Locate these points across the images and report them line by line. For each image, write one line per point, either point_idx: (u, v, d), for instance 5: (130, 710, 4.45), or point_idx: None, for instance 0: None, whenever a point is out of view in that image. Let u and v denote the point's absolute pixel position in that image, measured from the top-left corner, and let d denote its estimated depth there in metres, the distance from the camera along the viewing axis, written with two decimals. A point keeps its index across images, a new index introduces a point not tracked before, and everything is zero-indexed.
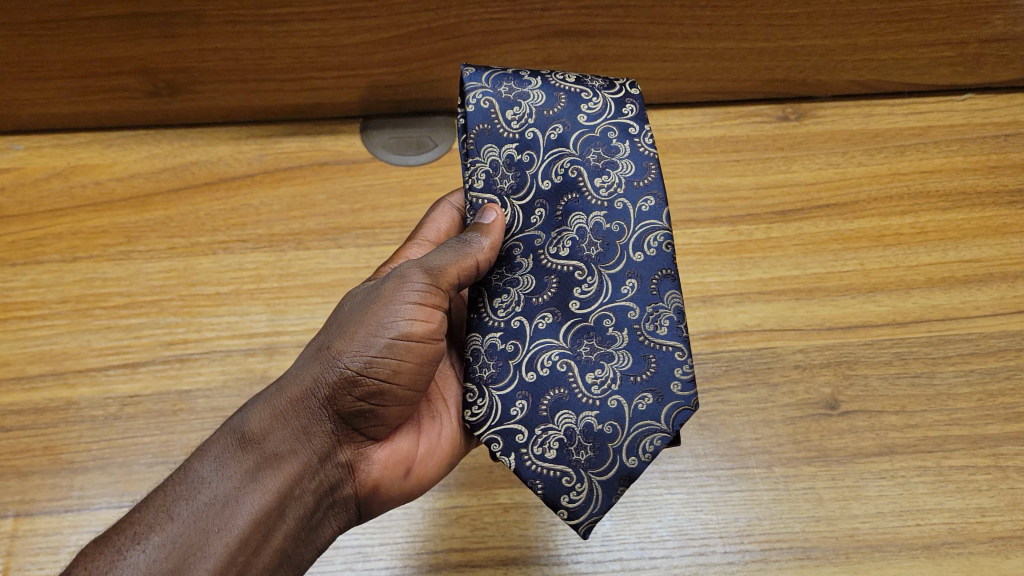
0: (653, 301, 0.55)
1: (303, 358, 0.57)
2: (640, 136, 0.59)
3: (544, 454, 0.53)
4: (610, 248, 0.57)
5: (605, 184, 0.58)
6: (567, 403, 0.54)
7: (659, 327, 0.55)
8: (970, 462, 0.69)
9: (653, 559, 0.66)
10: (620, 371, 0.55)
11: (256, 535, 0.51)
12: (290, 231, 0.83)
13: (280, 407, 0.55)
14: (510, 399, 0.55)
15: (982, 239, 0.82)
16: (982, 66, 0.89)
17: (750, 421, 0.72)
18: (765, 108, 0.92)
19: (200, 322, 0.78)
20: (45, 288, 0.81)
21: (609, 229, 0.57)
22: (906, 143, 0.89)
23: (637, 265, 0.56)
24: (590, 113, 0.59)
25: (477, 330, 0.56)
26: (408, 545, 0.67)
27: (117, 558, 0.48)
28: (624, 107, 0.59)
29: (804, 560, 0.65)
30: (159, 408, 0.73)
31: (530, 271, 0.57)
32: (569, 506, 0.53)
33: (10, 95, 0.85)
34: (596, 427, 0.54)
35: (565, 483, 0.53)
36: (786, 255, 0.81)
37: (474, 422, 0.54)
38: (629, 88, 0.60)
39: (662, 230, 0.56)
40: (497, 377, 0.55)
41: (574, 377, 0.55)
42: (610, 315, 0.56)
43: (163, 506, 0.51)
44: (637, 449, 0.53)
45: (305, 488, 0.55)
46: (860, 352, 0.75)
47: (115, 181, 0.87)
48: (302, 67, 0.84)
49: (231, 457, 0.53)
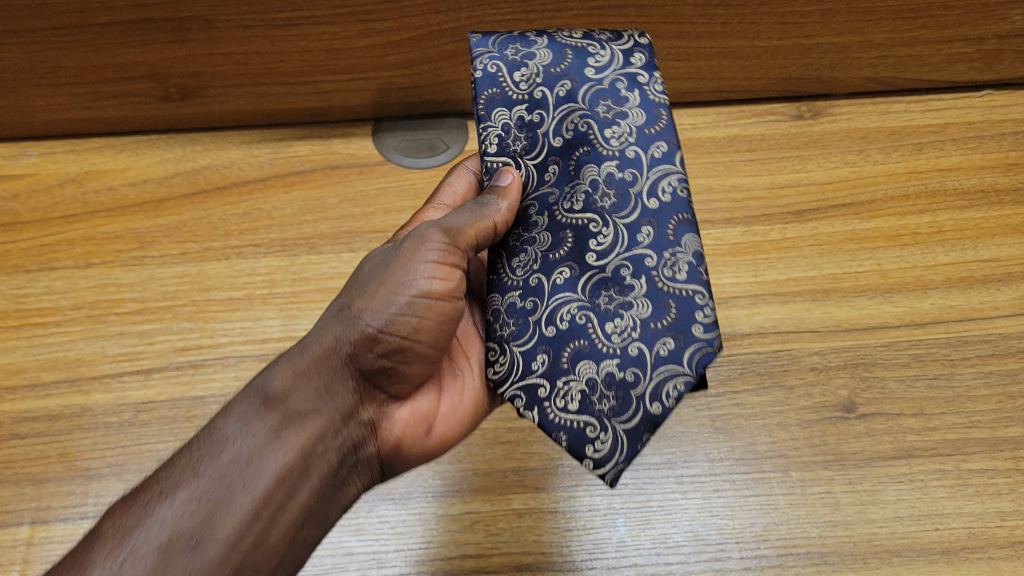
0: (672, 247, 0.53)
1: (326, 317, 0.57)
2: (649, 84, 0.57)
3: (566, 406, 0.52)
4: (624, 198, 0.55)
5: (615, 134, 0.56)
6: (587, 353, 0.53)
7: (678, 271, 0.53)
8: (989, 466, 0.69)
9: (668, 564, 0.65)
10: (640, 318, 0.53)
11: (280, 492, 0.51)
12: (302, 235, 0.83)
13: (302, 365, 0.54)
14: (530, 354, 0.54)
15: (1002, 238, 0.81)
16: (1001, 62, 0.88)
17: (766, 425, 0.71)
18: (780, 106, 0.91)
19: (213, 328, 0.78)
20: (58, 294, 0.81)
21: (622, 178, 0.55)
22: (923, 141, 0.88)
23: (653, 212, 0.54)
24: (597, 67, 0.58)
25: (497, 291, 0.56)
26: (422, 552, 0.67)
27: (143, 515, 0.48)
28: (632, 56, 0.58)
29: (821, 565, 0.64)
30: (173, 415, 0.73)
31: (547, 228, 0.56)
32: (594, 456, 0.51)
33: (23, 101, 0.86)
34: (618, 375, 0.52)
35: (589, 433, 0.51)
36: (802, 256, 0.80)
37: (496, 379, 0.54)
38: (637, 38, 0.59)
39: (676, 173, 0.54)
40: (518, 333, 0.54)
41: (593, 328, 0.53)
42: (628, 264, 0.54)
43: (188, 463, 0.51)
44: (661, 395, 0.51)
45: (328, 446, 0.54)
46: (878, 354, 0.74)
47: (128, 186, 0.87)
48: (313, 70, 0.84)
49: (255, 416, 0.53)
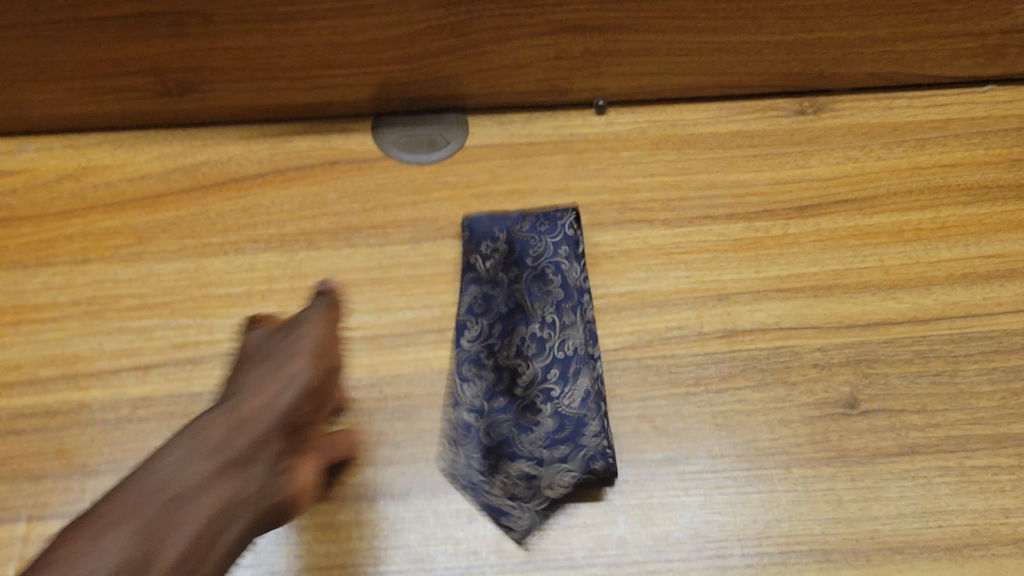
0: (570, 386, 0.74)
1: (240, 391, 0.63)
2: (567, 269, 0.79)
3: (499, 490, 0.69)
4: (544, 358, 0.76)
5: (542, 317, 0.78)
6: (512, 457, 0.72)
7: (574, 405, 0.73)
8: (992, 462, 0.68)
9: (669, 561, 0.65)
10: (549, 440, 0.72)
11: (214, 526, 0.57)
12: (301, 231, 0.83)
13: (230, 423, 0.61)
14: (471, 463, 0.70)
15: (1005, 234, 0.81)
16: (1005, 57, 0.88)
17: (768, 422, 0.70)
18: (782, 102, 0.91)
19: (212, 323, 0.77)
20: (56, 290, 0.80)
21: (543, 341, 0.77)
22: (926, 137, 0.88)
23: (560, 372, 0.75)
24: (536, 253, 0.80)
25: (456, 408, 0.73)
26: (421, 548, 0.66)
27: (91, 545, 0.55)
28: (561, 247, 0.80)
29: (824, 562, 0.64)
30: (171, 411, 0.73)
31: (495, 368, 0.76)
32: (516, 529, 0.66)
33: (21, 96, 0.85)
34: (531, 472, 0.71)
35: (512, 512, 0.67)
36: (804, 252, 0.80)
37: (453, 469, 0.70)
38: (567, 226, 0.81)
39: (580, 339, 0.76)
40: (466, 440, 0.71)
41: (518, 443, 0.73)
42: (544, 397, 0.74)
43: (128, 500, 0.57)
44: (558, 483, 0.68)
45: (243, 501, 0.59)
46: (881, 350, 0.74)
47: (126, 181, 0.87)
48: (312, 65, 0.83)
49: (192, 459, 0.59)
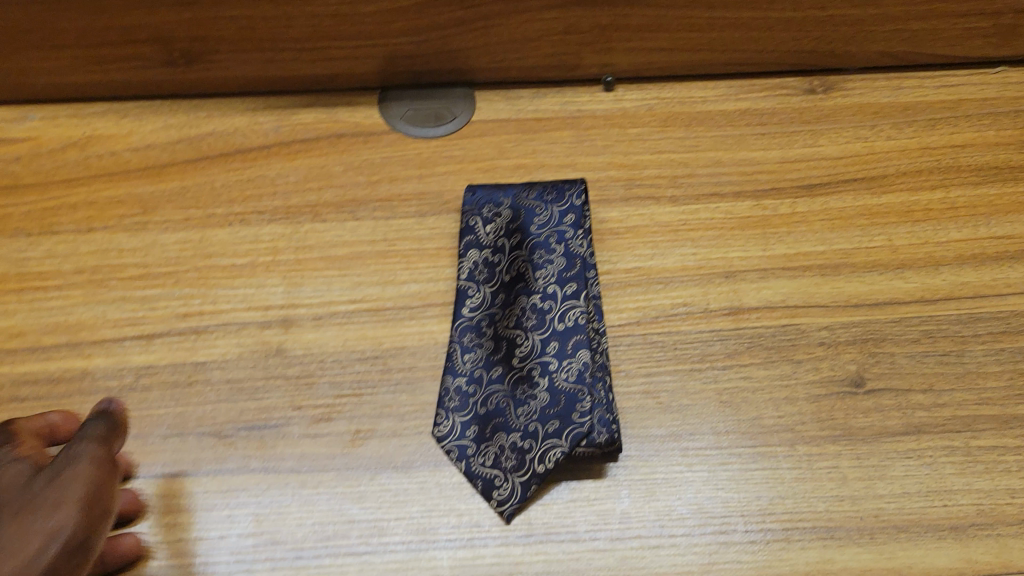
0: (569, 357, 0.71)
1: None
2: (572, 238, 0.77)
3: (486, 461, 0.67)
4: (542, 322, 0.73)
5: (543, 276, 0.75)
6: (503, 427, 0.69)
7: (570, 375, 0.70)
8: (999, 443, 0.68)
9: (671, 537, 0.64)
10: (541, 407, 0.69)
11: None
12: (306, 203, 0.82)
13: None
14: (465, 426, 0.69)
15: (1015, 215, 0.80)
16: (1017, 38, 0.87)
17: (773, 399, 0.70)
18: (792, 81, 0.90)
19: (216, 294, 0.77)
20: (60, 259, 0.80)
21: (542, 307, 0.74)
22: (936, 117, 0.87)
23: (559, 335, 0.72)
24: (540, 223, 0.78)
25: (449, 373, 0.71)
26: (424, 520, 0.65)
27: None
28: (565, 216, 0.78)
29: (828, 540, 0.64)
30: (174, 380, 0.72)
31: (492, 337, 0.73)
32: (498, 497, 0.66)
33: (25, 63, 0.85)
34: (520, 443, 0.68)
35: (497, 481, 0.66)
36: (812, 231, 0.79)
37: (439, 436, 0.68)
38: (573, 198, 0.79)
39: (580, 307, 0.73)
40: (459, 407, 0.70)
41: (509, 410, 0.70)
42: (538, 366, 0.71)
43: None
44: (546, 457, 0.66)
45: None
46: (888, 329, 0.73)
47: (130, 151, 0.87)
48: (319, 36, 0.83)
49: None
